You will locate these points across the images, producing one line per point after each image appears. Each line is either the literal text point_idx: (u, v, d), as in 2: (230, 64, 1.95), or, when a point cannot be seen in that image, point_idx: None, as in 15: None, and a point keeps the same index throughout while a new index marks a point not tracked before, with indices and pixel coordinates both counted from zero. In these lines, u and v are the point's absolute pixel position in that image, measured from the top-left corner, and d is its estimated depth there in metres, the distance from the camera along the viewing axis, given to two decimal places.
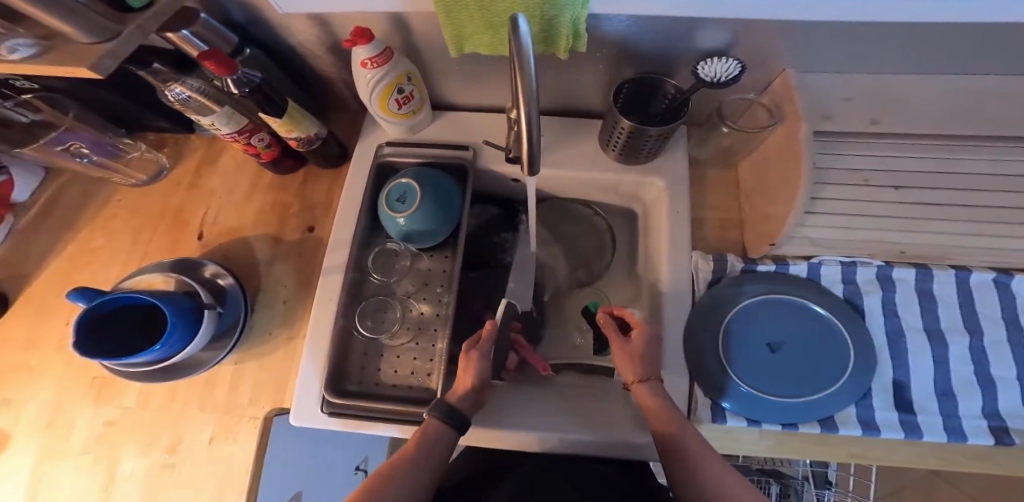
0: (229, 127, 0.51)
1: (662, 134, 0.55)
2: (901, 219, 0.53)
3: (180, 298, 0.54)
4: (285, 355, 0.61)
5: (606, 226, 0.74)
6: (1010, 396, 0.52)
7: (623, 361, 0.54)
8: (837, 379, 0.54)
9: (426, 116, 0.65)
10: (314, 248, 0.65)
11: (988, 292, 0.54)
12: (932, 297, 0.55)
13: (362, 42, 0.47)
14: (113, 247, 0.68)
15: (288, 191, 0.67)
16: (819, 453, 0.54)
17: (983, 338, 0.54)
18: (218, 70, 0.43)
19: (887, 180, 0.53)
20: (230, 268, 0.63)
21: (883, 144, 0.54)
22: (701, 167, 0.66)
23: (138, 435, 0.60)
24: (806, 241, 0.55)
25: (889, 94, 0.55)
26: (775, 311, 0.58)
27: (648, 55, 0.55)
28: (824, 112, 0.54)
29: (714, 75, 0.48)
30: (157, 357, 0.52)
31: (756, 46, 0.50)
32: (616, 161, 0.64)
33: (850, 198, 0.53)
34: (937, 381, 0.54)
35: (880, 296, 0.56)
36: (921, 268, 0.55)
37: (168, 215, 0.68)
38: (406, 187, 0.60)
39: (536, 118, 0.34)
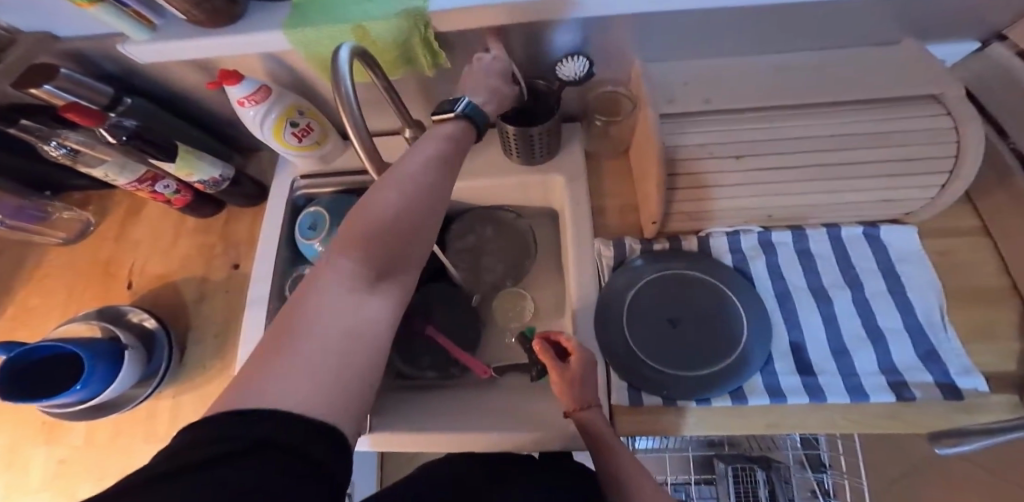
0: (126, 176, 0.55)
1: (545, 131, 0.60)
2: (763, 186, 0.53)
3: (99, 342, 0.57)
4: (220, 386, 0.64)
5: (528, 227, 0.78)
6: (901, 349, 0.55)
7: (564, 392, 0.52)
8: (735, 346, 0.57)
9: (335, 146, 0.67)
10: (241, 283, 0.68)
11: (861, 244, 0.59)
12: (811, 256, 0.59)
13: (230, 82, 0.51)
14: (51, 303, 0.70)
15: (213, 232, 0.70)
16: (730, 425, 0.55)
17: (864, 291, 0.58)
18: (86, 122, 0.47)
19: (736, 150, 0.52)
20: (159, 311, 0.66)
21: (724, 119, 0.53)
22: (598, 161, 0.70)
23: (90, 471, 0.61)
24: (713, 216, 0.56)
25: (717, 75, 0.56)
26: (673, 287, 0.61)
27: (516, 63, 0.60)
28: (669, 96, 0.54)
29: (571, 75, 0.53)
30: (80, 397, 0.55)
31: (603, 45, 0.56)
32: (520, 163, 0.68)
33: (708, 174, 0.53)
34: (830, 339, 0.57)
35: (764, 261, 0.60)
36: (796, 230, 0.59)
37: (98, 268, 0.71)
38: (316, 216, 0.63)
39: (365, 138, 0.37)
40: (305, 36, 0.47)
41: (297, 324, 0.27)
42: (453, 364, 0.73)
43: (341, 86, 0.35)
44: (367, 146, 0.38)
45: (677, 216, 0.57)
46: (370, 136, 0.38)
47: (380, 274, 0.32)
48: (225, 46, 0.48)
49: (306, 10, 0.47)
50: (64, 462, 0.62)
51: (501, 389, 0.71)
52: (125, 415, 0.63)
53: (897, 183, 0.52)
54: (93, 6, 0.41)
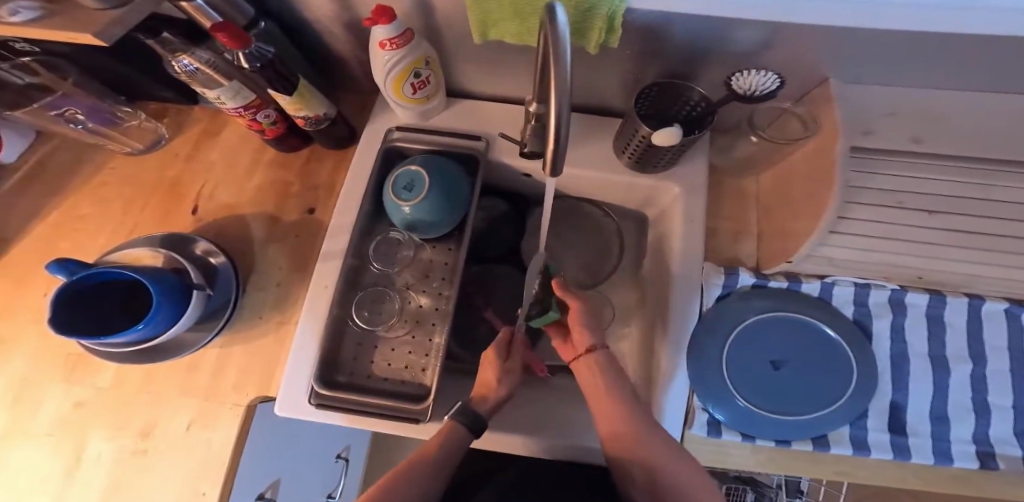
0: (236, 102, 0.51)
1: (683, 145, 0.53)
2: (930, 246, 0.51)
3: (167, 275, 0.52)
4: (275, 340, 0.59)
5: (615, 227, 0.71)
6: (999, 423, 0.51)
7: (580, 331, 0.52)
8: (836, 398, 0.52)
9: (440, 103, 0.62)
10: (314, 231, 0.62)
11: (997, 321, 0.53)
12: (940, 323, 0.54)
13: (383, 21, 0.46)
14: (102, 217, 0.65)
15: (291, 170, 0.65)
16: (802, 467, 0.53)
17: (985, 366, 0.53)
18: (232, 44, 0.42)
19: (923, 203, 0.50)
20: (225, 247, 0.61)
21: (916, 165, 0.50)
22: (720, 176, 0.63)
23: (110, 417, 0.57)
24: (829, 262, 0.53)
25: (931, 109, 0.51)
26: (777, 327, 0.56)
27: (675, 54, 0.53)
28: (867, 127, 0.51)
29: (748, 88, 0.48)
30: (140, 335, 0.51)
31: (785, 52, 0.49)
32: (627, 167, 0.62)
33: (881, 222, 0.51)
34: (932, 405, 0.52)
35: (890, 319, 0.54)
36: (934, 294, 0.53)
37: (163, 185, 0.65)
38: (414, 174, 0.57)
39: (568, 117, 0.31)
40: None
41: None
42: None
43: (561, 53, 0.27)
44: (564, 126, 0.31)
45: (817, 258, 0.53)
46: (570, 116, 0.31)
47: None
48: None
49: None
50: (76, 410, 0.58)
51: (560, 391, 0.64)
52: (166, 362, 0.59)
53: None
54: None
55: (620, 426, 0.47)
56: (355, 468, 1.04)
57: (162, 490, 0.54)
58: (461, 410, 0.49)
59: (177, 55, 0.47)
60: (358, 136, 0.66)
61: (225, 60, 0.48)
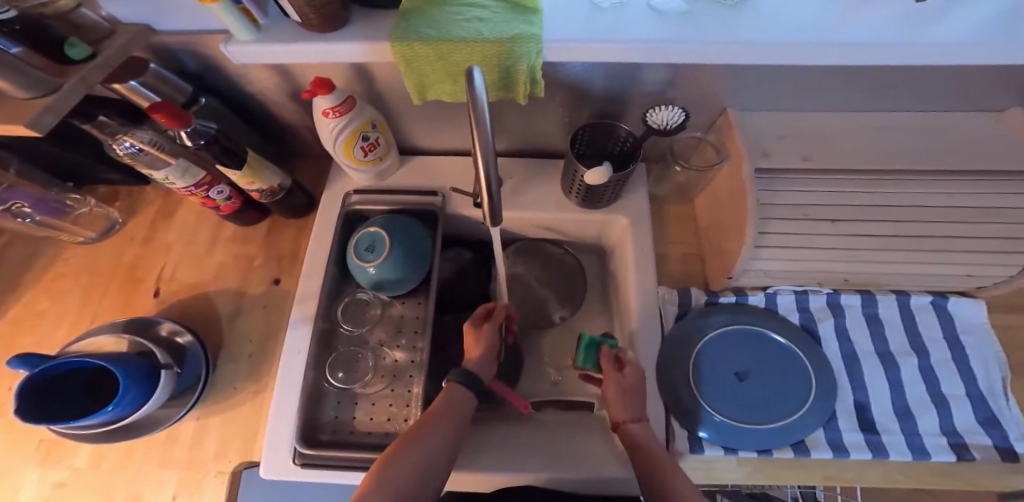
0: (185, 180, 0.52)
1: (620, 181, 0.57)
2: (843, 251, 0.55)
3: (132, 358, 0.53)
4: (251, 409, 0.60)
5: (576, 263, 0.73)
6: (962, 414, 0.54)
7: (616, 404, 0.52)
8: (800, 405, 0.55)
9: (393, 162, 0.65)
10: (281, 300, 0.63)
11: (928, 315, 0.58)
12: (879, 321, 0.58)
13: (323, 91, 0.48)
14: (63, 306, 0.64)
15: (253, 242, 0.66)
16: (791, 475, 0.55)
17: (929, 358, 0.57)
18: (171, 123, 0.44)
19: (829, 213, 0.54)
20: (189, 324, 0.61)
21: (819, 181, 0.54)
22: (660, 205, 0.68)
23: (90, 496, 0.57)
24: (768, 275, 0.58)
25: (815, 128, 0.56)
26: (738, 343, 0.59)
27: (600, 98, 0.58)
28: (763, 150, 0.55)
29: (661, 123, 0.53)
30: (109, 418, 0.51)
31: (696, 89, 0.54)
32: (579, 207, 0.64)
33: (799, 234, 0.54)
34: (893, 401, 0.55)
35: (833, 322, 0.59)
36: (865, 294, 0.59)
37: (121, 271, 0.65)
38: (374, 236, 0.59)
39: (494, 163, 0.35)
40: (412, 50, 0.43)
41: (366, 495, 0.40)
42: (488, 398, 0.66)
43: (478, 101, 0.31)
44: (492, 175, 0.35)
45: (755, 271, 0.58)
46: (496, 160, 0.35)
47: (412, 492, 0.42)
48: (321, 54, 0.44)
49: (413, 20, 0.43)
50: (57, 488, 0.58)
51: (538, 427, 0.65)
52: (141, 438, 0.59)
53: (980, 257, 0.53)
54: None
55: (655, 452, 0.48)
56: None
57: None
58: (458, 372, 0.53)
59: (119, 139, 0.49)
60: (317, 203, 0.68)
61: (168, 139, 0.50)
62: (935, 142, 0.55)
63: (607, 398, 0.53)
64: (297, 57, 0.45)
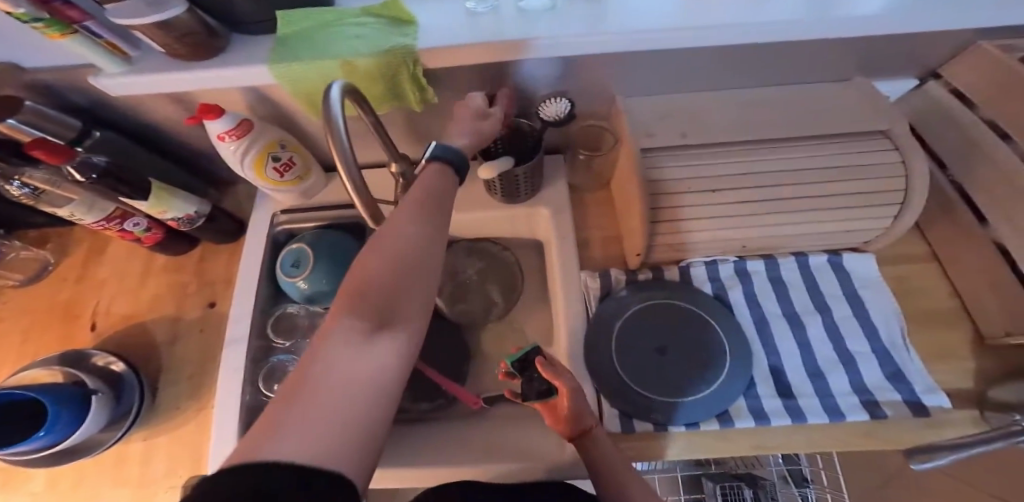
0: (93, 216, 0.54)
1: (529, 170, 0.60)
2: (735, 218, 0.57)
3: (64, 387, 0.55)
4: (194, 427, 0.60)
5: (514, 259, 0.75)
6: (869, 371, 0.56)
7: (574, 414, 0.50)
8: (718, 373, 0.58)
9: (319, 180, 0.66)
10: (217, 322, 0.64)
11: (826, 272, 0.61)
12: (783, 283, 0.62)
13: (211, 117, 0.51)
14: (1, 351, 0.65)
15: (186, 270, 0.67)
16: (719, 449, 0.54)
17: (832, 315, 0.60)
18: (52, 159, 0.46)
19: (714, 182, 0.56)
20: (124, 353, 0.63)
21: (698, 154, 0.57)
22: (584, 194, 0.70)
23: None
24: (687, 248, 0.60)
25: (693, 109, 0.60)
26: (653, 317, 0.62)
27: (500, 96, 0.61)
28: (648, 131, 0.58)
29: (551, 115, 0.55)
30: (41, 444, 0.53)
31: (583, 79, 0.58)
32: (500, 202, 0.66)
33: (689, 205, 0.56)
34: (805, 363, 0.58)
35: (741, 289, 0.62)
36: (768, 258, 0.62)
37: (58, 310, 0.66)
38: (298, 252, 0.61)
39: (356, 175, 0.36)
40: (290, 71, 0.46)
41: (317, 395, 0.24)
42: (441, 394, 0.69)
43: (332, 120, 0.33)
44: (356, 182, 0.36)
45: (661, 247, 0.60)
46: (359, 173, 0.36)
47: (381, 322, 0.29)
48: (196, 81, 0.47)
49: (288, 44, 0.46)
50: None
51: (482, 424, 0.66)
52: (91, 459, 0.59)
53: (854, 209, 0.56)
54: (62, 35, 0.40)
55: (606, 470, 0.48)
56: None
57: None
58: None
59: (13, 180, 0.51)
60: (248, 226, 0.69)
61: (62, 175, 0.51)
62: (800, 112, 0.58)
63: (562, 410, 0.50)
64: (171, 83, 0.47)
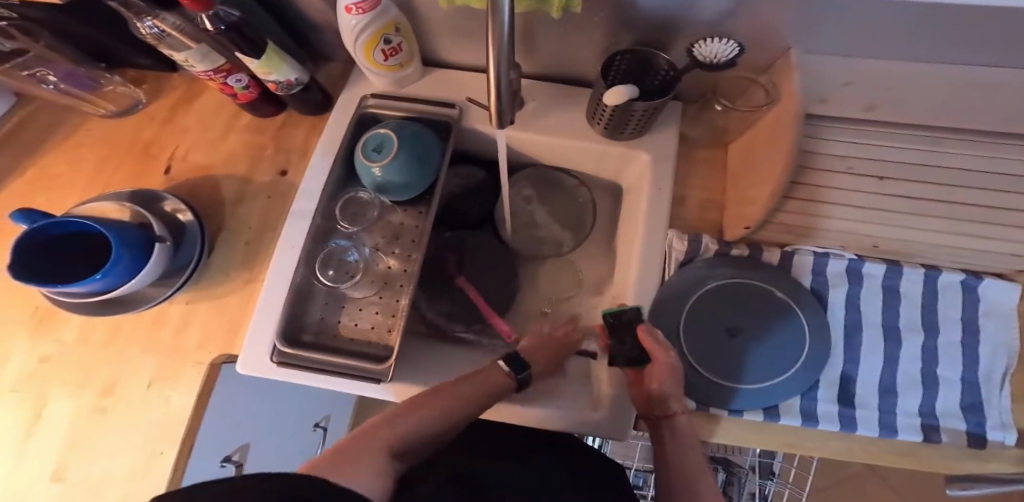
0: (205, 65, 0.52)
1: (649, 109, 0.52)
2: (879, 212, 0.53)
3: (130, 228, 0.54)
4: (241, 298, 0.60)
5: (589, 198, 0.68)
6: (948, 397, 0.51)
7: (658, 400, 0.48)
8: (787, 367, 0.53)
9: (415, 71, 0.61)
10: (285, 191, 0.62)
11: (954, 293, 0.53)
12: (897, 294, 0.54)
13: None
14: (75, 174, 0.65)
15: (266, 133, 0.65)
16: (755, 439, 0.53)
17: (936, 338, 0.53)
18: (193, 6, 0.42)
19: (873, 169, 0.52)
20: (195, 205, 0.62)
21: (871, 133, 0.53)
22: (690, 147, 0.64)
23: (70, 376, 0.60)
24: (783, 228, 0.56)
25: (894, 79, 0.52)
26: (734, 296, 0.56)
27: (646, 23, 0.52)
28: (823, 96, 0.53)
29: (709, 56, 0.49)
30: (102, 285, 0.53)
31: (755, 19, 0.49)
32: (600, 135, 0.60)
33: (834, 186, 0.53)
34: (882, 377, 0.53)
35: (845, 289, 0.55)
36: (892, 265, 0.54)
37: (137, 147, 0.65)
38: (383, 137, 0.56)
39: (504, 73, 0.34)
40: None
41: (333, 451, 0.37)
42: (479, 319, 0.64)
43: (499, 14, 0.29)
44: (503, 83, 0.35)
45: (775, 225, 0.56)
46: (508, 74, 0.35)
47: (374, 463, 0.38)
48: None
49: None
50: (41, 365, 0.61)
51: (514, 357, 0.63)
52: (131, 316, 0.61)
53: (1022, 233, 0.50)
54: None
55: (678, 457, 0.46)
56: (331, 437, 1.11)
57: (105, 450, 0.58)
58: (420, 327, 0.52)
59: (142, 18, 0.46)
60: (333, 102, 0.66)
61: (191, 22, 0.48)
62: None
63: (647, 388, 0.49)
64: None
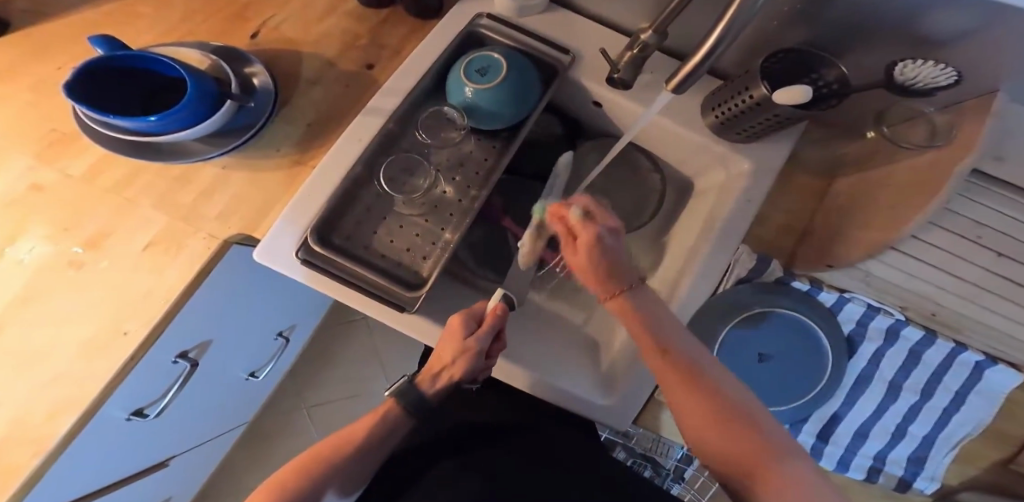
0: None
1: (784, 116, 0.48)
2: (966, 286, 0.58)
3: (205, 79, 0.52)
4: (282, 179, 0.56)
5: (658, 187, 0.65)
6: (900, 449, 0.83)
7: (596, 274, 0.41)
8: (791, 397, 0.70)
9: (540, 3, 0.60)
10: (365, 86, 0.60)
11: (964, 367, 0.70)
12: (919, 357, 0.71)
13: None
14: (159, 16, 0.63)
15: (366, 24, 0.63)
16: None
17: (926, 400, 0.77)
18: None
19: (993, 244, 0.55)
20: (273, 72, 0.59)
21: (1015, 208, 0.53)
22: (796, 166, 0.60)
23: (61, 212, 0.55)
24: (866, 275, 0.61)
25: None
26: (784, 326, 0.68)
27: (808, 20, 0.49)
28: (998, 153, 0.51)
29: (917, 79, 0.43)
30: (151, 126, 0.50)
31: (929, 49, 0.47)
32: (710, 129, 0.56)
33: (947, 254, 0.56)
34: (860, 424, 0.81)
35: (877, 343, 0.71)
36: (927, 333, 0.68)
37: (231, 7, 0.63)
38: (491, 60, 0.54)
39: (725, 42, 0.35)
40: None
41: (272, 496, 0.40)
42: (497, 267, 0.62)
43: None
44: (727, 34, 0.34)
45: (861, 274, 0.61)
46: (718, 51, 0.36)
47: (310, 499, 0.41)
48: None
49: None
50: (31, 191, 0.56)
51: (534, 314, 0.60)
52: (158, 167, 0.56)
53: None
54: None
55: (705, 420, 0.38)
56: (289, 348, 1.03)
57: (74, 306, 0.51)
58: (404, 391, 0.47)
59: None
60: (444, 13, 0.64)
61: None
62: None
63: (580, 267, 0.42)
64: None
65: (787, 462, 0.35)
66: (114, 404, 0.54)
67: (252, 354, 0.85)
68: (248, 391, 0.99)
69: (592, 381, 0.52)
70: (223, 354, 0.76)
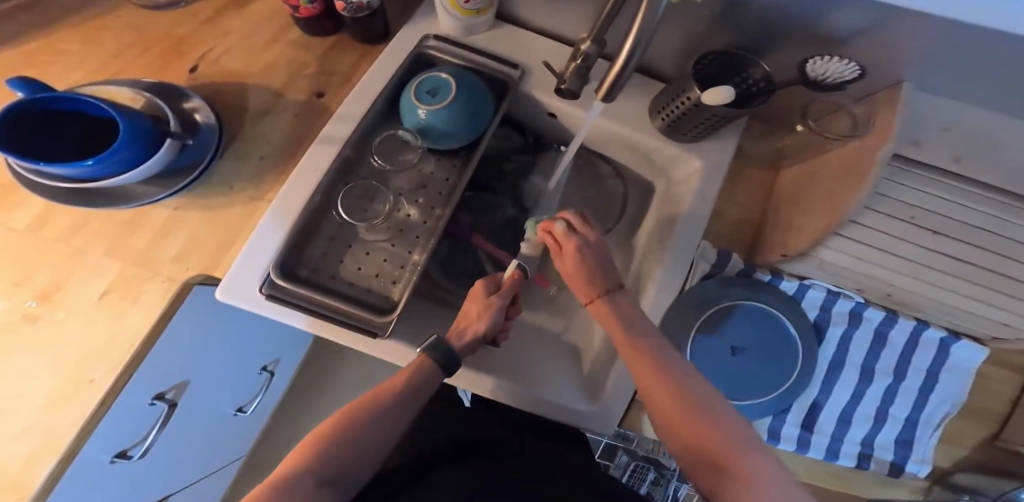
0: None
1: (725, 116, 0.51)
2: (916, 266, 0.54)
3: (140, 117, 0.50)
4: (240, 216, 0.55)
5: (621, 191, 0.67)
6: (888, 431, 0.60)
7: (583, 276, 0.47)
8: (771, 390, 0.58)
9: (486, 22, 0.60)
10: (317, 114, 0.59)
11: (930, 347, 0.58)
12: (884, 340, 0.59)
13: None
14: (91, 54, 0.61)
15: (313, 52, 0.62)
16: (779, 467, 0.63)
17: (901, 381, 0.60)
18: None
19: (933, 222, 0.53)
20: (216, 107, 0.58)
21: (947, 188, 0.53)
22: (743, 161, 0.64)
23: (10, 265, 0.52)
24: (813, 259, 0.56)
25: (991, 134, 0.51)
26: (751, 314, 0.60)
27: (739, 24, 0.52)
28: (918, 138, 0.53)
29: (824, 74, 0.46)
30: (89, 171, 0.48)
31: (845, 47, 0.50)
32: (658, 131, 0.58)
33: (890, 231, 0.53)
34: (844, 408, 0.60)
35: (844, 328, 0.59)
36: (888, 313, 0.59)
37: (168, 40, 0.61)
38: (440, 80, 0.54)
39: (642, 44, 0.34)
40: None
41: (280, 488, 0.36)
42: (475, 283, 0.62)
43: None
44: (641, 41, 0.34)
45: (811, 258, 0.56)
46: (637, 61, 0.36)
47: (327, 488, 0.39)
48: None
49: None
50: None
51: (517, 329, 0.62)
52: (104, 212, 0.54)
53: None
54: None
55: (678, 408, 0.40)
56: (269, 391, 1.00)
57: (28, 362, 0.49)
58: (437, 344, 0.47)
59: None
60: (391, 36, 0.64)
61: None
62: None
63: (567, 275, 0.49)
64: None
65: (749, 453, 0.36)
66: (86, 458, 0.52)
67: (231, 395, 0.82)
68: (236, 431, 0.96)
69: (572, 388, 0.54)
70: (198, 399, 0.73)
